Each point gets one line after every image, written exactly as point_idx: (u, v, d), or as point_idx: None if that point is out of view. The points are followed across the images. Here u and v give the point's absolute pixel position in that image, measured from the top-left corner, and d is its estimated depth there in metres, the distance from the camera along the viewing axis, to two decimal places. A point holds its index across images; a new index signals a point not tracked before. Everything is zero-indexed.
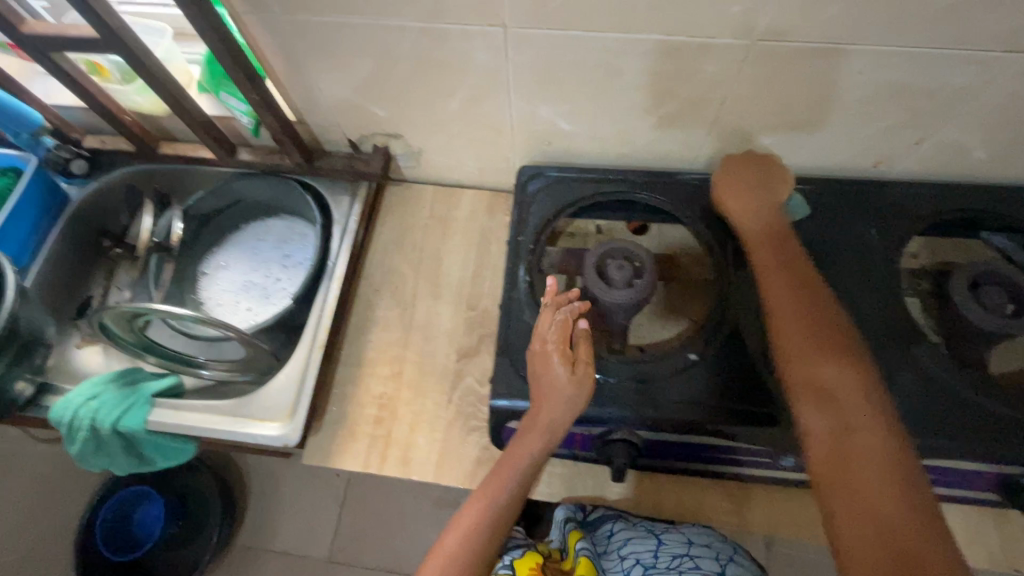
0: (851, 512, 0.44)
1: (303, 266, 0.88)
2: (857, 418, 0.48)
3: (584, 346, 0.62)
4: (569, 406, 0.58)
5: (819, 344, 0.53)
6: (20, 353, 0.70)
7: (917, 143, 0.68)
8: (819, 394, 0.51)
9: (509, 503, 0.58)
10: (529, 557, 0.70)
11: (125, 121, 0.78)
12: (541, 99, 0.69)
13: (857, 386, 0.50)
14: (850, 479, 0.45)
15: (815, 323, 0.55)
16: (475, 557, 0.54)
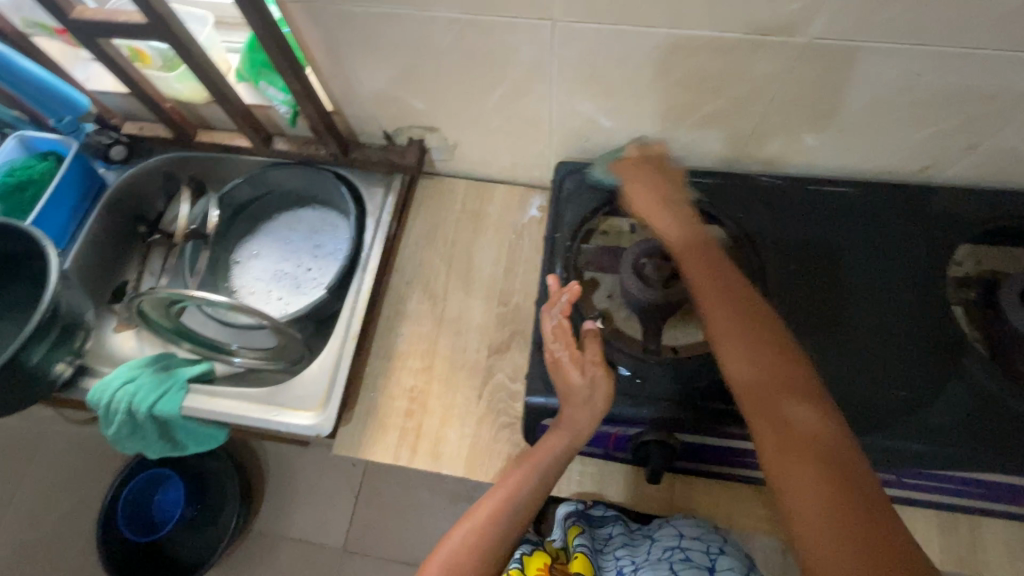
0: (806, 510, 0.43)
1: (334, 256, 0.88)
2: (796, 411, 0.48)
3: (593, 346, 0.62)
4: (591, 410, 0.59)
5: (750, 338, 0.52)
6: (61, 336, 0.70)
7: (970, 148, 0.66)
8: (764, 389, 0.50)
9: (528, 502, 0.57)
10: (539, 555, 0.70)
11: (166, 108, 0.78)
12: (584, 94, 0.68)
13: (793, 384, 0.49)
14: (787, 468, 0.45)
15: (741, 317, 0.54)
16: (485, 553, 0.54)
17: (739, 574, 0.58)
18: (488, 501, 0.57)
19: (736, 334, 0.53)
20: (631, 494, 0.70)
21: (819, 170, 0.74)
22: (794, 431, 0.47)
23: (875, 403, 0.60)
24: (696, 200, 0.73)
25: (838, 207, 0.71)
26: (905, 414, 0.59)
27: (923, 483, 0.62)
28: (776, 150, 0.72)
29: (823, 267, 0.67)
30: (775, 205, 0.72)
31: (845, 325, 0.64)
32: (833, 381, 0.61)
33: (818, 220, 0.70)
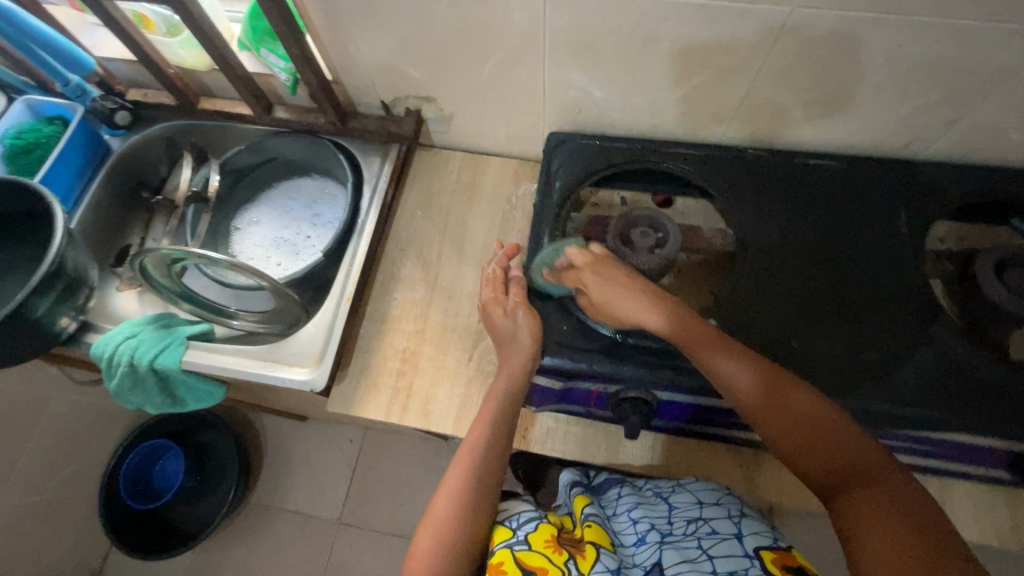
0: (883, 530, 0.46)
1: (332, 224, 0.90)
2: (814, 414, 0.53)
3: (513, 288, 0.71)
4: (519, 347, 0.66)
5: (746, 361, 0.56)
6: (66, 291, 0.72)
7: (952, 123, 0.67)
8: (776, 402, 0.54)
9: (489, 452, 0.62)
10: (543, 530, 0.62)
11: (169, 74, 0.80)
12: (576, 65, 0.70)
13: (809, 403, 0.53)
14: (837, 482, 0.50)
15: (738, 355, 0.56)
16: (463, 511, 0.58)
17: (764, 539, 0.59)
18: (457, 470, 0.60)
19: (741, 370, 0.55)
20: (614, 454, 0.73)
21: (805, 145, 0.76)
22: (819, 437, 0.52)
23: (850, 365, 0.62)
24: (683, 169, 0.75)
25: (822, 181, 0.73)
26: (878, 377, 0.61)
27: (894, 444, 0.64)
28: (762, 125, 0.74)
29: (805, 239, 0.69)
30: (761, 179, 0.74)
31: (823, 293, 0.66)
32: (809, 345, 0.63)
33: (802, 194, 0.72)
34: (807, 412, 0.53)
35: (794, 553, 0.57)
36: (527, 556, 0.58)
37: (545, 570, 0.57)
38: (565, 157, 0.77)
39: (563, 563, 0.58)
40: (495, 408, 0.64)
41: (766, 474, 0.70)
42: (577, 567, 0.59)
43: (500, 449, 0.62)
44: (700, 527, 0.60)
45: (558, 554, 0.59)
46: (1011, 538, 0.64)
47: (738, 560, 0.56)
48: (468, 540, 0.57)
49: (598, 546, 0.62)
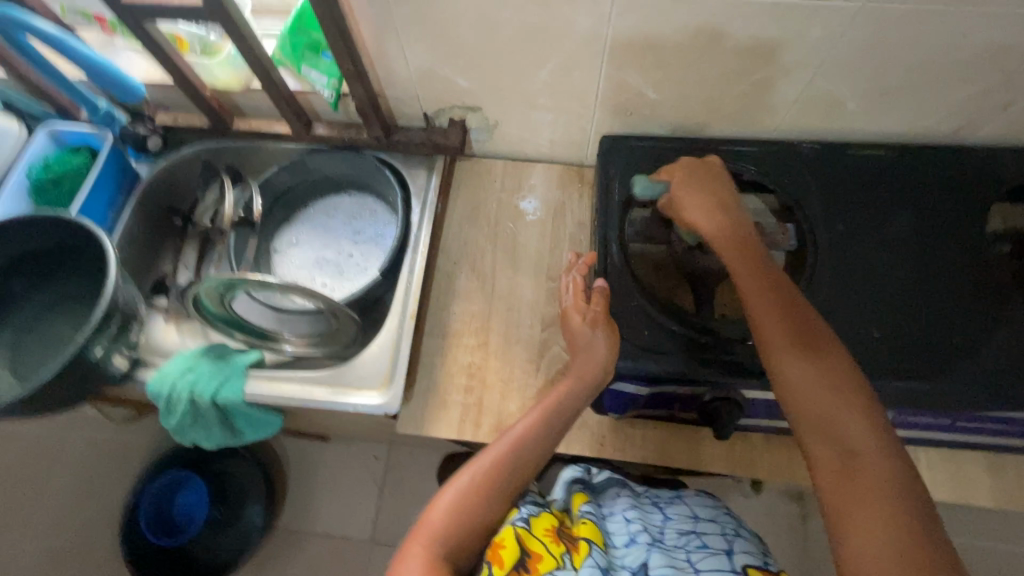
0: (876, 543, 0.44)
1: (376, 241, 0.88)
2: (853, 422, 0.50)
3: (599, 299, 0.66)
4: (598, 359, 0.63)
5: (807, 350, 0.54)
6: (120, 328, 0.69)
7: (1003, 108, 0.69)
8: (816, 394, 0.52)
9: (539, 442, 0.62)
10: (546, 516, 0.64)
11: (206, 96, 0.78)
12: (635, 68, 0.69)
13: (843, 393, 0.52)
14: (846, 490, 0.47)
15: (809, 345, 0.54)
16: (489, 490, 0.59)
17: (755, 559, 0.61)
18: (496, 448, 0.61)
19: (803, 357, 0.53)
20: (693, 454, 0.72)
21: (856, 136, 0.77)
22: (849, 446, 0.49)
23: (935, 349, 0.63)
24: (743, 167, 0.76)
25: (878, 169, 0.74)
26: (959, 360, 0.62)
27: (978, 426, 0.65)
28: (815, 117, 0.74)
29: (869, 228, 0.70)
30: (820, 170, 0.74)
31: (894, 280, 0.67)
32: (891, 333, 0.64)
33: (862, 184, 0.73)
34: (848, 419, 0.50)
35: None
36: (528, 537, 0.60)
37: (540, 557, 0.59)
38: (621, 160, 0.77)
39: (560, 554, 0.60)
40: (559, 401, 0.63)
41: None
42: (572, 561, 0.60)
43: (542, 446, 0.62)
44: (692, 540, 0.63)
45: (557, 545, 0.61)
46: None
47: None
48: (487, 513, 0.58)
49: (591, 542, 0.62)
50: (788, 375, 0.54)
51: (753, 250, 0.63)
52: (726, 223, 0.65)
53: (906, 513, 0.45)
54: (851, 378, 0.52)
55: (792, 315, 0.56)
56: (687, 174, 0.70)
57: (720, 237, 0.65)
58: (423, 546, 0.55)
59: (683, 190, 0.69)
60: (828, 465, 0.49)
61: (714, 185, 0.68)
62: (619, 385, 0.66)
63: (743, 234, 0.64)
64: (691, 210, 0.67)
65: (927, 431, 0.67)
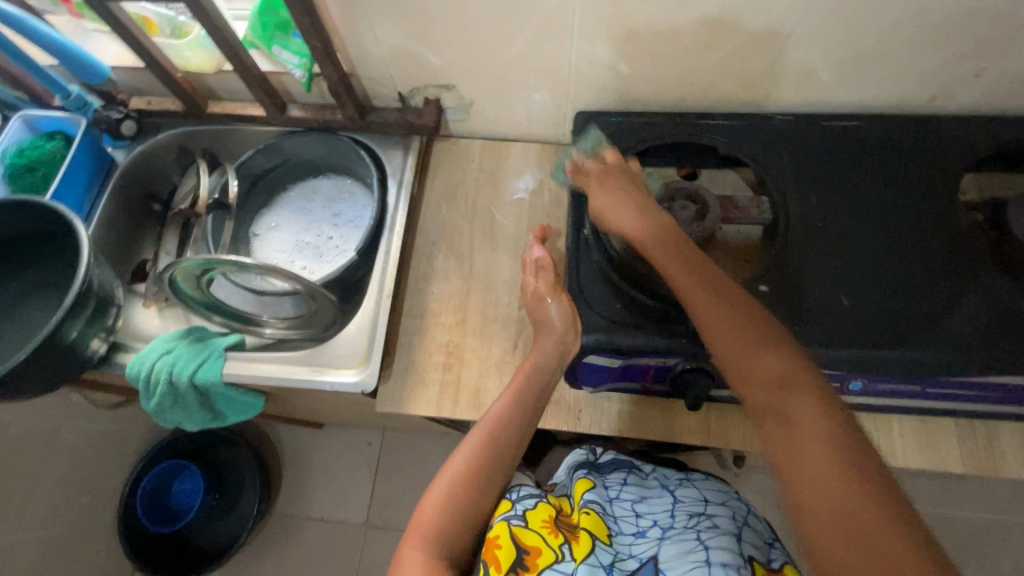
0: (836, 527, 0.42)
1: (355, 223, 0.88)
2: (803, 405, 0.47)
3: (547, 274, 0.71)
4: (554, 337, 0.65)
5: (753, 336, 0.52)
6: (95, 311, 0.69)
7: (977, 75, 0.69)
8: (784, 377, 0.49)
9: (514, 425, 0.63)
10: (542, 508, 0.63)
11: (177, 78, 0.77)
12: (605, 41, 0.69)
13: (808, 394, 0.48)
14: (801, 473, 0.45)
15: (755, 332, 0.53)
16: (475, 483, 0.60)
17: (761, 554, 0.60)
18: (475, 438, 0.62)
19: (761, 352, 0.51)
20: (670, 427, 0.73)
21: (831, 106, 0.77)
22: (809, 426, 0.46)
23: (901, 317, 0.63)
24: (717, 140, 0.75)
25: (853, 140, 0.74)
26: (930, 329, 0.62)
27: (948, 393, 0.65)
28: (790, 88, 0.74)
29: (841, 199, 0.70)
30: (793, 142, 0.74)
31: (866, 249, 0.67)
32: (860, 302, 0.64)
33: (834, 155, 0.73)
34: (797, 400, 0.48)
35: (785, 572, 0.58)
36: (523, 533, 0.59)
37: (539, 551, 0.58)
38: (596, 136, 0.76)
39: (558, 546, 0.59)
40: (529, 383, 0.65)
41: None
42: (571, 552, 0.58)
43: (523, 439, 0.63)
44: (701, 521, 0.62)
45: (555, 537, 0.60)
46: None
47: (734, 556, 0.56)
48: (475, 503, 0.60)
49: (593, 536, 0.61)
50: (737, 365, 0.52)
51: (693, 257, 0.59)
52: (676, 250, 0.60)
53: (861, 474, 0.43)
54: (798, 356, 0.51)
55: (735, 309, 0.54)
56: (606, 178, 0.70)
57: (650, 232, 0.62)
58: (418, 548, 0.56)
59: (609, 190, 0.68)
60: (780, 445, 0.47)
61: (635, 184, 0.68)
62: (593, 360, 0.66)
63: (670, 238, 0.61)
64: (615, 217, 0.66)
65: (902, 400, 0.67)
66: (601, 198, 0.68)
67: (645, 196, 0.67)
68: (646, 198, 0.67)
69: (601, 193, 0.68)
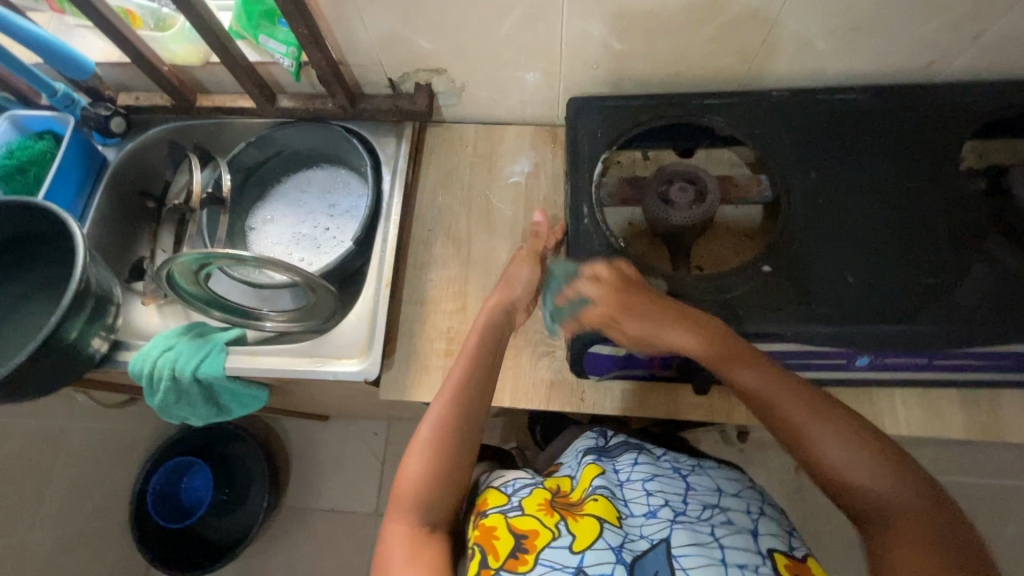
0: (913, 561, 0.47)
1: (351, 213, 0.88)
2: (848, 454, 0.54)
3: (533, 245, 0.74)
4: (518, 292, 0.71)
5: (805, 404, 0.57)
6: (94, 311, 0.69)
7: (974, 38, 0.68)
8: (831, 440, 0.55)
9: (477, 380, 0.64)
10: (537, 494, 0.65)
11: (163, 71, 0.76)
12: (596, 17, 0.68)
13: (907, 492, 0.51)
14: (899, 526, 0.50)
15: (796, 393, 0.57)
16: (447, 442, 0.61)
17: (783, 543, 0.60)
18: (441, 399, 0.63)
19: (808, 414, 0.56)
20: (673, 404, 0.73)
21: (827, 76, 0.76)
22: (886, 499, 0.51)
23: (906, 290, 0.62)
24: (713, 119, 0.74)
25: (852, 111, 0.72)
26: (934, 300, 0.62)
27: (954, 363, 0.65)
28: (785, 59, 0.73)
29: (841, 172, 0.69)
30: (789, 117, 0.73)
31: (868, 222, 0.66)
32: (866, 277, 0.64)
33: (834, 127, 0.72)
34: (842, 452, 0.54)
35: (809, 564, 0.58)
36: (520, 521, 0.60)
37: (537, 533, 0.59)
38: (590, 117, 0.75)
39: (554, 523, 0.59)
40: (485, 335, 0.67)
41: None
42: (567, 528, 0.59)
43: (485, 403, 0.64)
44: (715, 514, 0.61)
45: (550, 516, 0.60)
46: None
47: (751, 555, 0.56)
48: (451, 463, 0.61)
49: (601, 520, 0.59)
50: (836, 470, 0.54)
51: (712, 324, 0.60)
52: (673, 321, 0.61)
53: (916, 509, 0.50)
54: (845, 414, 0.56)
55: (819, 412, 0.56)
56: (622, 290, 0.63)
57: (705, 347, 0.59)
58: (400, 519, 0.59)
59: (622, 300, 0.62)
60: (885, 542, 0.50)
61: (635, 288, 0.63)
62: (600, 348, 0.66)
63: (725, 340, 0.59)
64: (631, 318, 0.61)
65: (906, 372, 0.67)
66: (621, 311, 0.62)
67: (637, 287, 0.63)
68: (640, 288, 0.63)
69: (620, 302, 0.62)
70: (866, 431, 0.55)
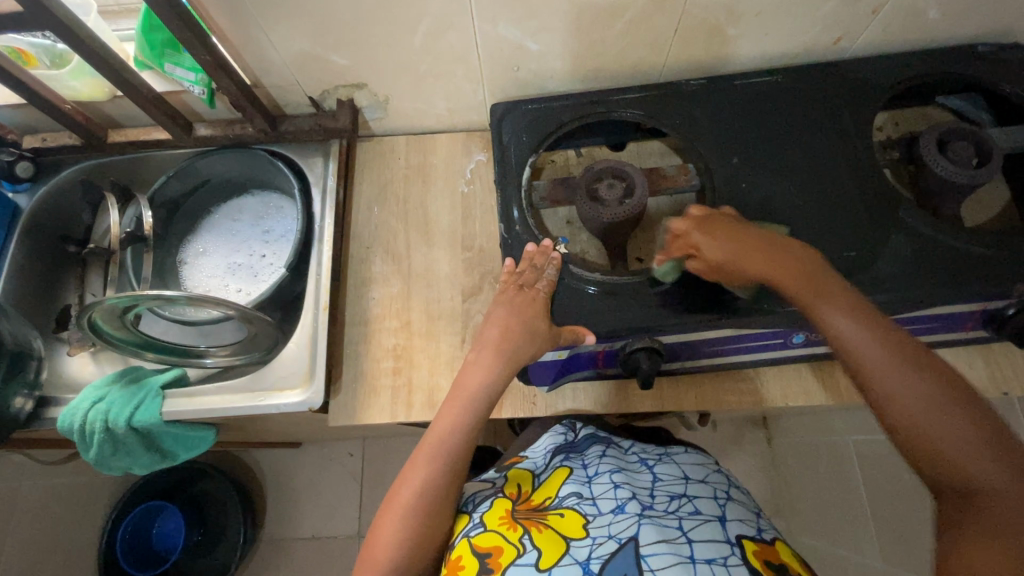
0: (986, 559, 0.42)
1: (286, 237, 0.86)
2: (954, 430, 0.47)
3: (529, 271, 0.67)
4: (499, 317, 0.67)
5: (915, 374, 0.49)
6: (11, 368, 0.66)
7: (875, 12, 0.69)
8: (932, 415, 0.48)
9: (463, 443, 0.63)
10: (498, 506, 0.64)
11: (66, 110, 0.73)
12: (506, 20, 0.67)
13: (1019, 482, 0.44)
14: (1007, 519, 0.43)
15: (913, 362, 0.50)
16: (430, 505, 0.60)
17: (748, 528, 0.58)
18: (424, 463, 0.62)
19: (914, 383, 0.49)
20: (624, 398, 0.73)
21: (744, 61, 0.77)
22: (972, 490, 0.45)
23: (833, 264, 0.63)
24: (634, 114, 0.74)
25: (767, 95, 0.74)
26: (857, 271, 0.63)
27: None
28: (700, 47, 0.74)
29: (761, 155, 0.71)
30: (706, 106, 0.74)
31: (790, 202, 0.68)
32: None
33: (752, 113, 0.73)
34: (952, 425, 0.47)
35: (776, 547, 0.56)
36: (483, 540, 0.59)
37: (501, 550, 0.58)
38: (514, 123, 0.75)
39: (518, 539, 0.58)
40: (470, 393, 0.64)
41: (768, 378, 0.72)
42: (532, 542, 0.58)
43: (466, 459, 0.63)
44: (683, 504, 0.60)
45: (514, 531, 0.60)
46: (993, 386, 0.69)
47: (719, 547, 0.53)
48: (429, 525, 0.60)
49: (567, 536, 0.57)
50: (925, 432, 0.48)
51: (830, 278, 0.56)
52: (774, 250, 0.58)
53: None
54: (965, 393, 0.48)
55: (900, 350, 0.51)
56: (709, 228, 0.61)
57: (791, 272, 0.56)
58: None
59: (712, 236, 0.60)
60: (965, 528, 0.45)
61: (741, 229, 0.60)
62: (544, 359, 0.67)
63: (814, 266, 0.56)
64: (736, 259, 0.59)
65: None
66: (712, 245, 0.60)
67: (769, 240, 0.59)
68: (755, 230, 0.60)
69: (707, 232, 0.61)
70: (984, 417, 0.47)
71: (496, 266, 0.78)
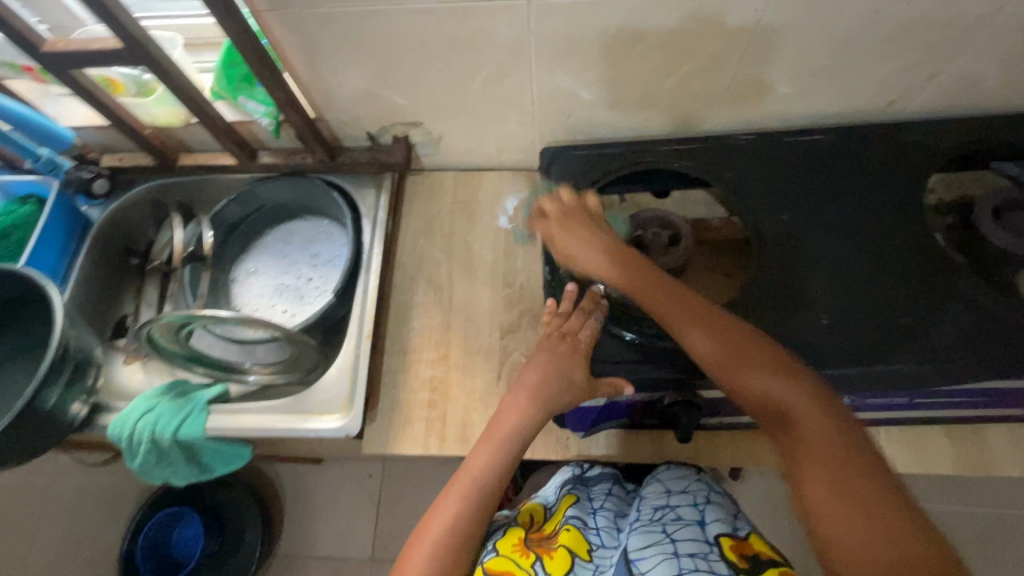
0: (822, 493, 0.47)
1: (333, 262, 0.89)
2: (757, 381, 0.53)
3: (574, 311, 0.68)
4: (538, 358, 0.67)
5: (719, 329, 0.57)
6: (73, 374, 0.70)
7: (931, 78, 0.70)
8: (729, 361, 0.55)
9: (496, 479, 0.62)
10: (510, 535, 0.65)
11: (145, 135, 0.79)
12: (565, 71, 0.70)
13: (817, 410, 0.51)
14: (818, 455, 0.48)
15: (713, 324, 0.57)
16: (459, 540, 0.59)
17: (726, 526, 0.60)
18: (455, 495, 0.61)
19: (713, 336, 0.56)
20: (657, 448, 0.72)
21: (794, 118, 0.78)
22: (796, 426, 0.51)
23: (884, 327, 0.63)
24: (683, 165, 0.75)
25: (817, 153, 0.75)
26: (912, 337, 0.62)
27: (935, 400, 0.65)
28: (751, 104, 0.75)
29: (811, 213, 0.70)
30: (756, 160, 0.75)
31: (840, 261, 0.67)
32: (841, 318, 0.64)
33: (801, 170, 0.73)
34: (750, 377, 0.54)
35: (751, 541, 0.59)
36: (495, 565, 0.60)
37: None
38: (564, 168, 0.77)
39: (529, 565, 0.60)
40: (507, 433, 0.64)
41: None
42: (544, 568, 0.60)
43: (498, 497, 0.62)
44: (665, 513, 0.63)
45: (525, 556, 0.61)
46: None
47: (700, 544, 0.57)
48: (458, 560, 0.58)
49: (573, 553, 0.62)
50: (733, 379, 0.55)
51: (639, 266, 0.64)
52: (600, 239, 0.67)
53: (828, 425, 0.50)
54: (775, 349, 0.56)
55: (717, 318, 0.58)
56: (568, 220, 0.69)
57: (598, 262, 0.65)
58: None
59: (567, 227, 0.69)
60: (799, 461, 0.50)
61: (585, 220, 0.69)
62: (589, 403, 0.66)
63: (631, 259, 0.65)
64: (576, 251, 0.67)
65: (886, 411, 0.67)
66: (566, 243, 0.68)
67: (598, 230, 0.68)
68: (591, 224, 0.69)
69: (561, 223, 0.69)
70: (784, 361, 0.54)
71: (535, 305, 0.79)
